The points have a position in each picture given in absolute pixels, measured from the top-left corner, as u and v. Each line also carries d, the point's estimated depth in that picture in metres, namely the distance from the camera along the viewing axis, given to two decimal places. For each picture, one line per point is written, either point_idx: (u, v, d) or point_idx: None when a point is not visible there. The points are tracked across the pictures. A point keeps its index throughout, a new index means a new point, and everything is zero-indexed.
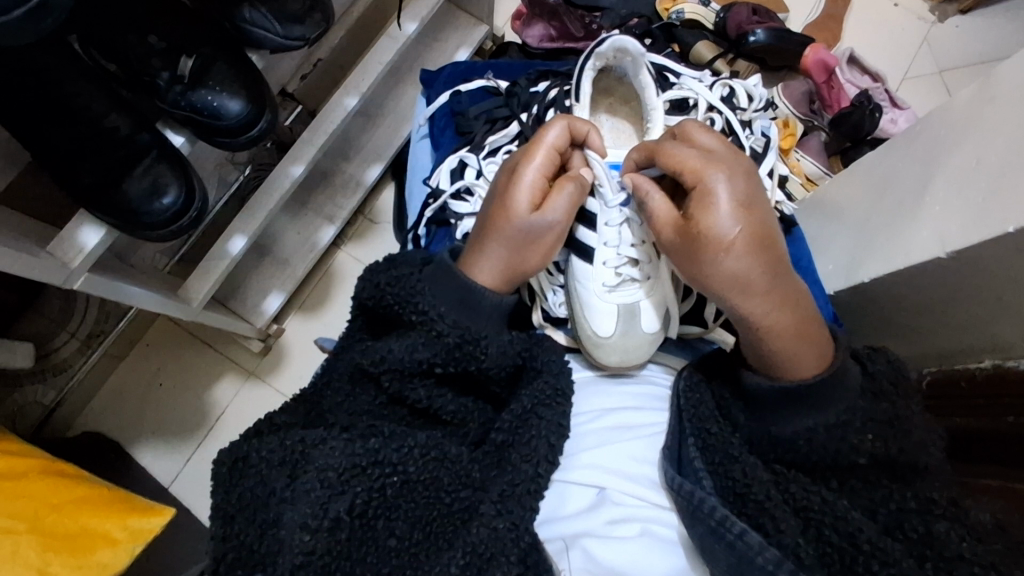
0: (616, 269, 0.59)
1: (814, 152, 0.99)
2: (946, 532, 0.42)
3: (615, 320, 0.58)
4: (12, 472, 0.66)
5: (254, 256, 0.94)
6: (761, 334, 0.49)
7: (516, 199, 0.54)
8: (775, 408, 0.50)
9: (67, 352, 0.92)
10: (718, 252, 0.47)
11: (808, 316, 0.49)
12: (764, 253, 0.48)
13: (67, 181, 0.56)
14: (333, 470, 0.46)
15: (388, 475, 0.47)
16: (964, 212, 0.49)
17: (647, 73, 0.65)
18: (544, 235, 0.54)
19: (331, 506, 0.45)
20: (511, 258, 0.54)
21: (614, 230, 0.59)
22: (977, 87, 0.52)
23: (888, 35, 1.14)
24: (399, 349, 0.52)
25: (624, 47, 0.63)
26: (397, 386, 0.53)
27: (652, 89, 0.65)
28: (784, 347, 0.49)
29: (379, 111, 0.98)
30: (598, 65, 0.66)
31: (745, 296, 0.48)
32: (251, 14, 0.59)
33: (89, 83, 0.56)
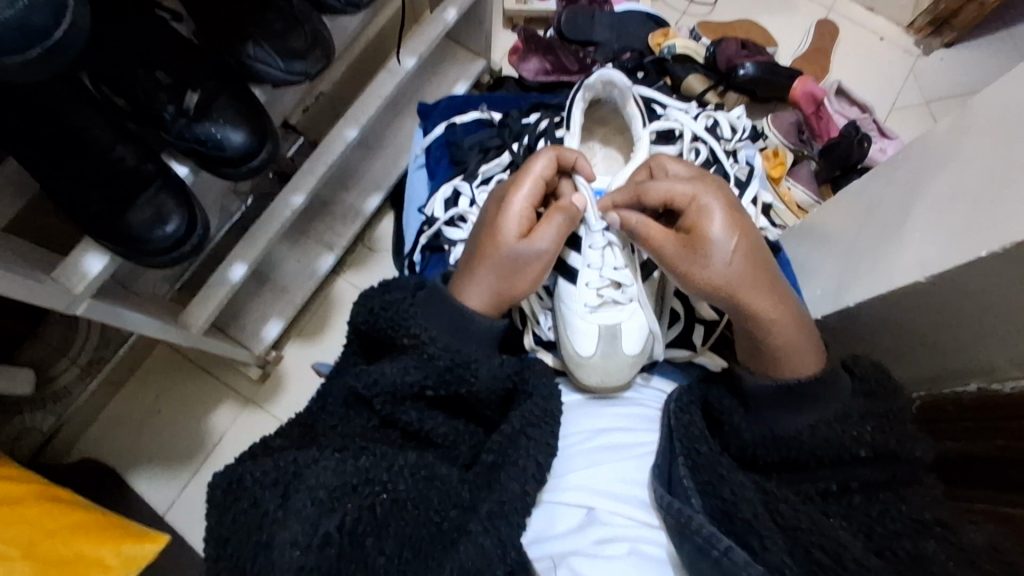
0: (599, 290, 0.60)
1: (805, 180, 1.02)
2: (934, 552, 0.43)
3: (596, 341, 0.59)
4: (9, 497, 0.67)
5: (254, 284, 0.95)
6: (766, 332, 0.52)
7: (503, 227, 0.56)
8: (763, 424, 0.52)
9: (67, 380, 0.92)
10: (721, 256, 0.52)
11: (796, 311, 0.54)
12: (754, 252, 0.53)
13: (73, 210, 0.58)
14: (323, 489, 0.47)
15: (377, 493, 0.48)
16: (942, 238, 0.51)
17: (634, 104, 0.68)
18: (530, 262, 0.56)
19: (321, 523, 0.45)
20: (499, 283, 0.56)
21: (598, 253, 0.60)
22: (954, 118, 0.54)
23: (875, 68, 1.17)
24: (391, 374, 0.53)
25: (612, 80, 0.66)
26: (389, 410, 0.54)
27: (639, 120, 0.67)
28: (787, 343, 0.52)
29: (379, 143, 1.01)
30: (588, 97, 0.69)
31: (749, 295, 0.52)
32: (255, 51, 0.62)
33: (98, 116, 0.58)
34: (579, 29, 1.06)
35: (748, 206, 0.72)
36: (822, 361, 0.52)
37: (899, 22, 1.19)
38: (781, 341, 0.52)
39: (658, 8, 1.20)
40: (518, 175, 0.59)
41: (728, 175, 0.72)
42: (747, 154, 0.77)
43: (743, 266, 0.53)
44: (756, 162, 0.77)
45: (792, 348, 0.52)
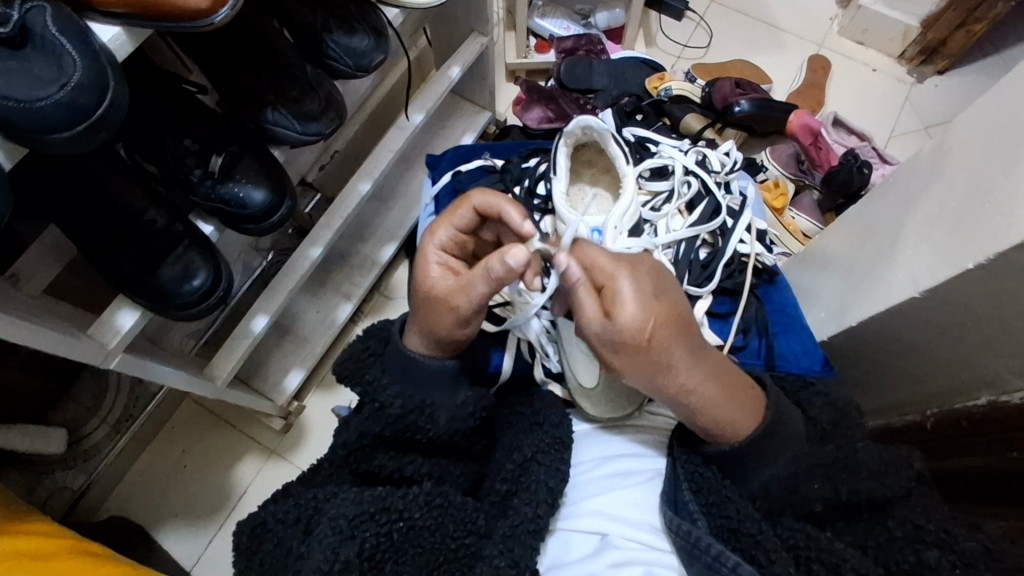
0: None
1: (808, 210, 1.04)
2: (938, 560, 0.46)
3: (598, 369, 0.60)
4: (43, 552, 0.69)
5: (276, 335, 0.99)
6: (693, 414, 0.48)
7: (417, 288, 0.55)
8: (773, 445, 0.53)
9: (97, 437, 0.96)
10: (671, 358, 0.46)
11: (737, 379, 0.50)
12: (676, 341, 0.46)
13: (109, 271, 0.62)
14: (344, 517, 0.48)
15: (393, 521, 0.49)
16: (932, 255, 0.53)
17: (614, 143, 0.70)
18: (449, 314, 0.52)
19: (341, 549, 0.47)
20: (429, 333, 0.55)
21: None
22: (939, 140, 0.57)
23: (870, 98, 1.20)
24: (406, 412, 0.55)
25: (589, 125, 0.69)
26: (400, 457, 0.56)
27: (622, 158, 0.70)
28: (720, 419, 0.49)
29: (391, 195, 1.05)
30: (570, 143, 0.73)
31: (685, 372, 0.47)
32: (273, 116, 0.67)
33: (131, 182, 0.63)
34: (578, 78, 1.12)
35: (743, 234, 0.75)
36: (761, 418, 0.50)
37: (889, 53, 1.23)
38: (721, 419, 0.49)
39: (653, 54, 1.25)
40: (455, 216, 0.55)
41: (721, 206, 0.75)
42: (739, 184, 0.80)
43: (655, 361, 0.45)
44: (749, 192, 0.79)
45: (725, 418, 0.49)
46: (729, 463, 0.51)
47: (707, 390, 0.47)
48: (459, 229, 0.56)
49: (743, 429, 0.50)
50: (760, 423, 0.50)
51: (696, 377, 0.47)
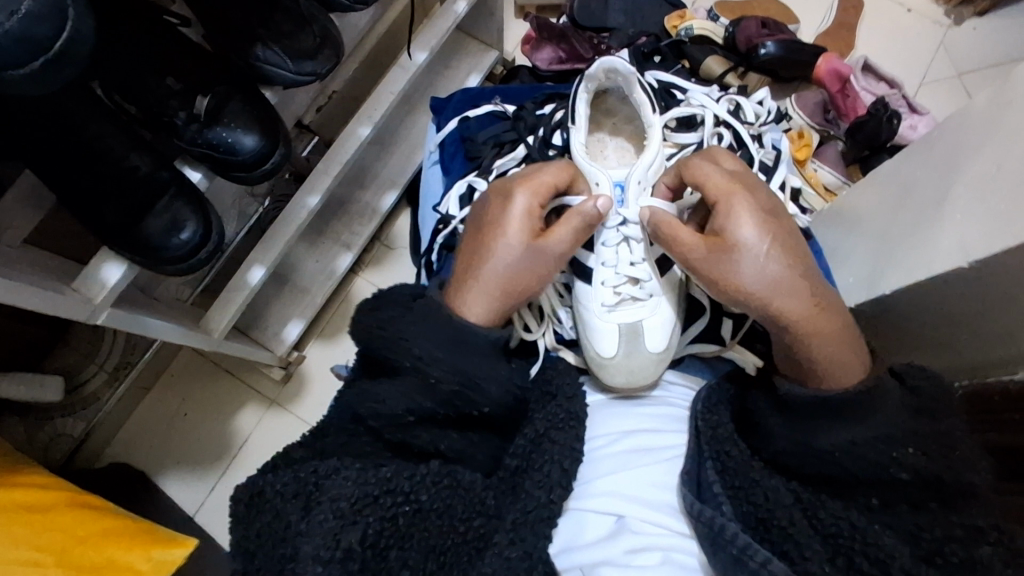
0: (615, 288, 0.62)
1: (831, 162, 0.98)
2: (989, 558, 0.43)
3: (618, 340, 0.60)
4: (41, 505, 0.67)
5: (274, 285, 0.95)
6: (799, 344, 0.52)
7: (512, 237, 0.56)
8: (807, 416, 0.52)
9: (96, 385, 0.93)
10: (751, 263, 0.52)
11: (842, 324, 0.53)
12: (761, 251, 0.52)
13: (90, 222, 0.58)
14: (345, 500, 0.47)
15: (399, 505, 0.48)
16: (985, 221, 0.49)
17: (641, 89, 0.65)
18: (547, 264, 0.57)
19: (342, 536, 0.46)
20: (505, 283, 0.55)
21: (612, 251, 0.62)
22: (994, 91, 0.51)
23: (903, 40, 1.12)
24: (436, 404, 0.52)
25: (614, 68, 0.64)
26: (405, 436, 0.53)
27: (649, 106, 0.64)
28: (824, 353, 0.52)
29: (392, 139, 0.99)
30: (591, 88, 0.67)
31: (784, 293, 0.52)
32: (264, 53, 0.60)
33: (111, 125, 0.58)
34: (592, 17, 1.05)
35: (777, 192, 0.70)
36: (863, 370, 0.53)
37: None
38: (819, 355, 0.52)
39: None
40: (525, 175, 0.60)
41: (755, 160, 0.70)
42: (772, 138, 0.74)
43: (732, 270, 0.52)
44: (783, 146, 0.73)
45: (828, 353, 0.52)
46: None
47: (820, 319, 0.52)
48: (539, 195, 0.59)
49: (845, 376, 0.52)
50: (865, 369, 0.52)
51: (799, 297, 0.52)
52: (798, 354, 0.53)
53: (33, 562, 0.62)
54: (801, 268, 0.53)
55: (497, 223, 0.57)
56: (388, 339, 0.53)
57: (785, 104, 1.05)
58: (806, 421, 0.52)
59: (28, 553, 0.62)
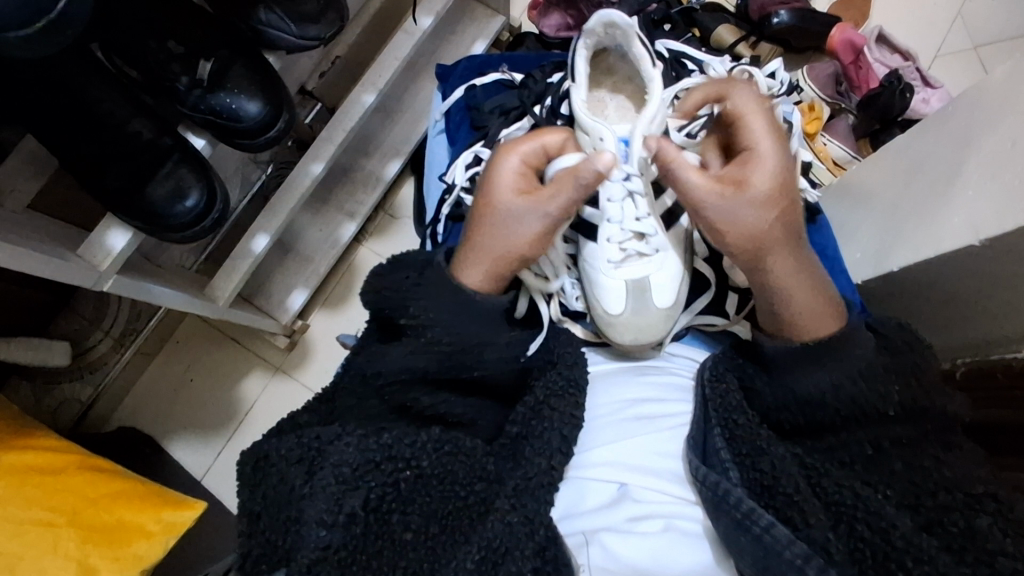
0: (621, 245, 0.62)
1: (842, 135, 0.97)
2: (988, 527, 0.44)
3: (625, 297, 0.61)
4: (52, 467, 0.68)
5: (277, 254, 0.95)
6: (785, 304, 0.54)
7: (493, 195, 0.57)
8: (792, 365, 0.54)
9: (102, 350, 0.95)
10: (765, 219, 0.52)
11: (824, 281, 0.55)
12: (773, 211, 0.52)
13: (92, 187, 0.57)
14: (348, 466, 0.48)
15: (401, 470, 0.49)
16: (996, 198, 0.49)
17: (639, 43, 0.64)
18: (529, 225, 0.56)
19: (346, 501, 0.47)
20: (494, 252, 0.56)
21: (617, 206, 0.61)
22: (1011, 66, 0.51)
23: (921, 10, 1.09)
24: (436, 365, 0.55)
25: (612, 21, 0.62)
26: (404, 400, 0.55)
27: (648, 60, 0.63)
28: (796, 309, 0.54)
29: (397, 107, 0.98)
30: (590, 44, 0.66)
31: (782, 253, 0.53)
32: (267, 16, 0.59)
33: (112, 89, 0.57)
34: None
35: (788, 166, 0.68)
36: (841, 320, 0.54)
37: None
38: (803, 310, 0.54)
39: None
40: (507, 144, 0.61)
41: None
42: (785, 110, 0.72)
43: (749, 226, 0.52)
44: (795, 120, 0.71)
45: (803, 309, 0.54)
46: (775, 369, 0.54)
47: (794, 279, 0.54)
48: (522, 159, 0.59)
49: (812, 334, 0.54)
50: (841, 321, 0.53)
51: (792, 258, 0.54)
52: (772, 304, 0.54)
53: (45, 523, 0.64)
54: (790, 224, 0.53)
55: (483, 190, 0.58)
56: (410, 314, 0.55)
57: (798, 75, 1.03)
58: (790, 375, 0.54)
59: (40, 513, 0.64)
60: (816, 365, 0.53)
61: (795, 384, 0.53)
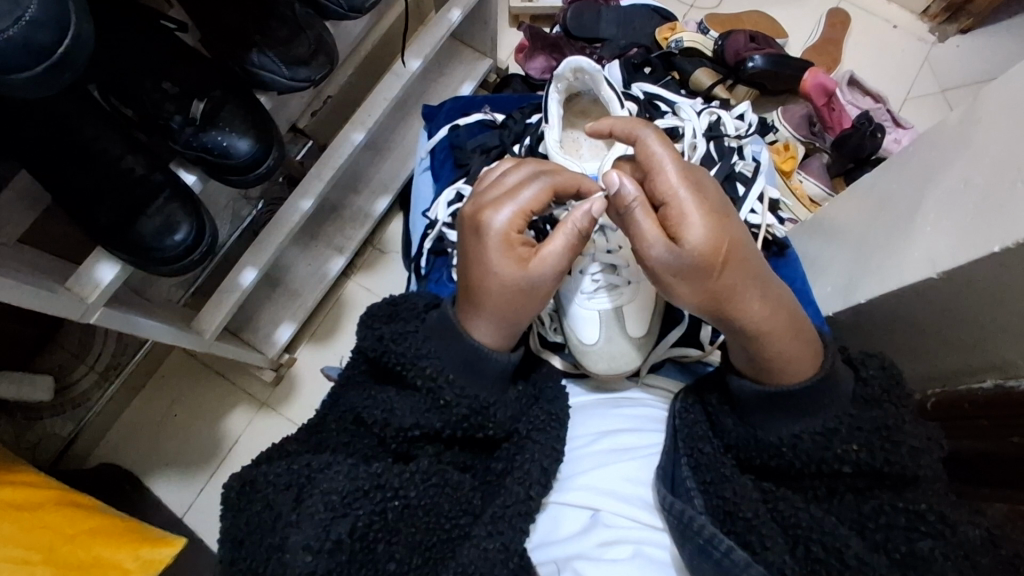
0: (593, 276, 0.64)
1: (817, 174, 1.00)
2: (929, 550, 0.44)
3: (599, 328, 0.63)
4: (29, 503, 0.67)
5: (266, 287, 0.96)
6: (759, 348, 0.51)
7: (492, 259, 0.52)
8: (764, 412, 0.52)
9: (85, 385, 0.94)
10: (701, 267, 0.49)
11: (801, 332, 0.51)
12: (729, 263, 0.49)
13: (85, 222, 0.59)
14: (336, 493, 0.49)
15: (389, 499, 0.49)
16: (951, 234, 0.51)
17: (608, 86, 0.66)
18: (545, 284, 0.53)
19: (333, 528, 0.47)
20: (506, 316, 0.53)
21: (590, 239, 0.65)
22: (966, 110, 0.54)
23: (888, 56, 1.14)
24: (446, 425, 0.54)
25: (581, 67, 0.66)
26: (403, 447, 0.55)
27: (616, 101, 0.66)
28: (782, 352, 0.51)
29: (386, 144, 1.01)
30: (561, 88, 0.69)
31: (745, 301, 0.50)
32: (260, 59, 0.62)
33: (106, 127, 0.59)
34: (585, 27, 1.06)
35: (755, 203, 0.72)
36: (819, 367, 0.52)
37: (911, 9, 1.16)
38: (784, 359, 0.51)
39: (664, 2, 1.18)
40: (489, 198, 0.55)
41: (732, 172, 0.72)
42: (753, 150, 0.77)
43: (706, 272, 0.49)
44: (762, 158, 0.76)
45: (782, 352, 0.51)
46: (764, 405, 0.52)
47: (763, 307, 0.50)
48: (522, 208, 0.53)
49: (803, 370, 0.51)
50: (819, 366, 0.51)
51: (765, 308, 0.50)
52: (752, 354, 0.51)
53: (20, 560, 0.62)
54: (742, 257, 0.50)
55: (475, 262, 0.53)
56: (396, 354, 0.55)
57: (772, 117, 1.07)
58: (755, 414, 0.53)
59: (17, 551, 0.62)
60: (787, 416, 0.52)
61: (761, 431, 0.52)
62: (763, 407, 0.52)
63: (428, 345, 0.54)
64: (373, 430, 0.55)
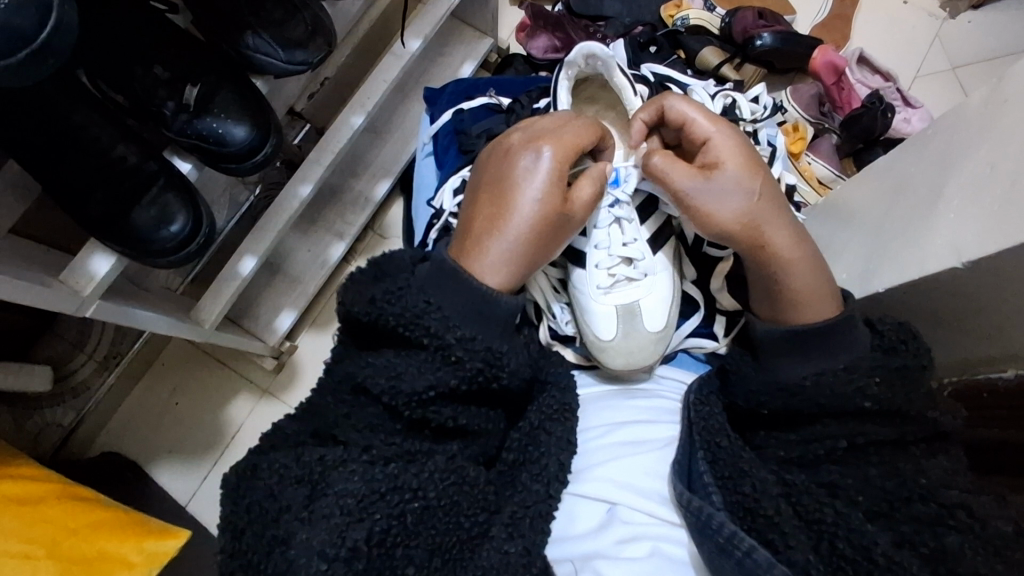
0: (610, 269, 0.63)
1: (827, 155, 0.97)
2: (959, 546, 0.43)
3: (616, 323, 0.62)
4: (29, 497, 0.66)
5: (266, 275, 0.94)
6: (787, 278, 0.54)
7: (537, 188, 0.55)
8: (784, 355, 0.54)
9: (85, 374, 0.93)
10: (735, 180, 0.55)
11: (824, 276, 0.55)
12: (762, 175, 0.56)
13: (76, 215, 0.57)
14: (353, 496, 0.47)
15: (407, 501, 0.48)
16: (977, 221, 0.50)
17: (620, 73, 0.64)
18: (574, 227, 0.57)
19: (348, 534, 0.46)
20: (534, 251, 0.55)
21: (605, 232, 0.63)
22: (989, 90, 0.52)
23: (899, 32, 1.11)
24: (459, 379, 0.52)
25: (594, 53, 0.63)
26: (419, 413, 0.52)
27: (630, 88, 0.64)
28: (806, 286, 0.54)
29: (386, 128, 0.98)
30: (572, 75, 0.67)
31: (776, 229, 0.55)
32: (254, 41, 0.60)
33: (96, 114, 0.57)
34: (589, 5, 1.04)
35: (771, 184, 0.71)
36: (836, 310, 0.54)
37: None
38: (804, 290, 0.54)
39: None
40: (536, 133, 0.58)
41: None
42: (768, 133, 0.74)
43: (764, 196, 0.55)
44: (778, 144, 0.74)
45: (806, 287, 0.54)
46: (787, 347, 0.54)
47: (792, 237, 0.55)
48: (570, 144, 0.57)
49: (814, 310, 0.54)
50: (836, 309, 0.54)
51: (793, 239, 0.55)
52: (775, 284, 0.55)
53: (21, 555, 0.62)
54: (772, 184, 0.56)
55: (514, 189, 0.55)
56: (405, 339, 0.52)
57: (782, 96, 1.04)
58: (778, 358, 0.55)
59: (15, 546, 0.62)
60: (806, 360, 0.53)
61: (783, 374, 0.53)
62: (784, 350, 0.54)
63: (434, 310, 0.51)
64: (382, 399, 0.52)
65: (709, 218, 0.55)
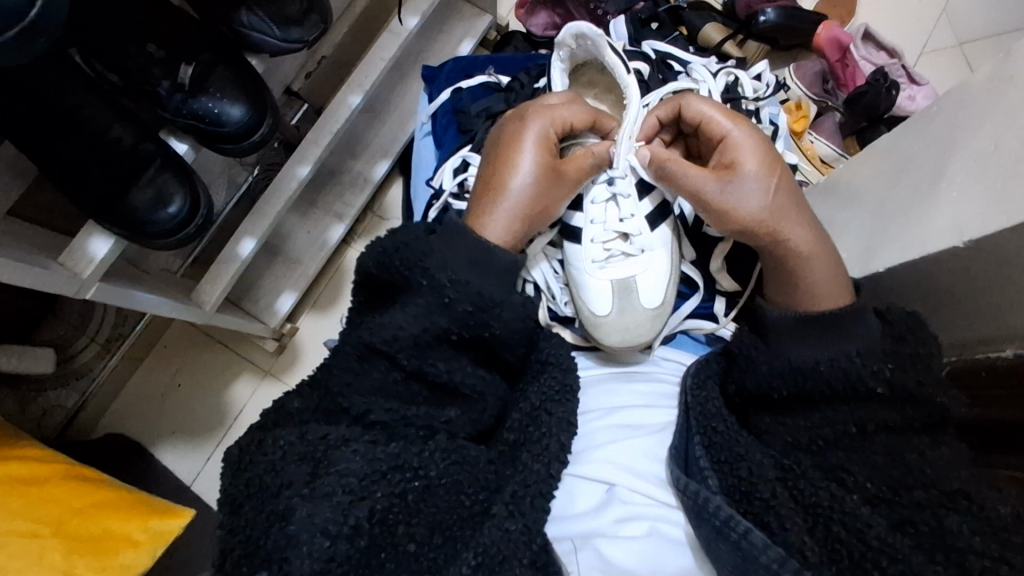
0: (604, 244, 0.63)
1: (829, 134, 0.97)
2: (958, 526, 0.44)
3: (610, 297, 0.62)
4: (35, 478, 0.66)
5: (265, 256, 0.94)
6: (804, 271, 0.55)
7: (530, 149, 0.57)
8: (797, 335, 0.54)
9: (87, 356, 0.93)
10: (754, 177, 0.55)
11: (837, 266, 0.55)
12: (780, 170, 0.56)
13: (72, 196, 0.56)
14: (354, 476, 0.48)
15: (409, 480, 0.49)
16: (981, 200, 0.49)
17: (611, 52, 0.62)
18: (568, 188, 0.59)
19: (352, 512, 0.46)
20: (529, 207, 0.57)
21: (600, 208, 0.63)
22: (996, 65, 0.51)
23: (906, 7, 1.09)
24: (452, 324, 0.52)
25: (581, 32, 0.63)
26: (416, 364, 0.52)
27: (621, 67, 0.62)
28: (820, 279, 0.55)
29: (384, 107, 0.97)
30: (564, 56, 0.67)
31: (794, 224, 0.55)
32: (248, 19, 0.58)
33: (90, 95, 0.57)
34: None
35: None
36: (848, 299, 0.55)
37: None
38: (820, 282, 0.55)
39: None
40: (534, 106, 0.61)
41: None
42: (770, 112, 0.74)
43: (781, 192, 0.55)
44: (780, 121, 0.73)
45: (819, 279, 0.55)
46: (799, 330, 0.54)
47: (810, 232, 0.56)
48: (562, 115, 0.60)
49: (829, 299, 0.54)
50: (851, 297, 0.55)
51: (809, 232, 0.56)
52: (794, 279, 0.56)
53: (28, 534, 0.62)
54: (789, 179, 0.57)
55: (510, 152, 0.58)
56: (404, 320, 0.52)
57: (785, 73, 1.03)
58: (796, 338, 0.54)
59: (26, 523, 0.62)
60: (814, 341, 0.53)
61: (794, 355, 0.53)
62: (800, 330, 0.54)
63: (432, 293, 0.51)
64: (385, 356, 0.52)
65: (727, 213, 0.56)
